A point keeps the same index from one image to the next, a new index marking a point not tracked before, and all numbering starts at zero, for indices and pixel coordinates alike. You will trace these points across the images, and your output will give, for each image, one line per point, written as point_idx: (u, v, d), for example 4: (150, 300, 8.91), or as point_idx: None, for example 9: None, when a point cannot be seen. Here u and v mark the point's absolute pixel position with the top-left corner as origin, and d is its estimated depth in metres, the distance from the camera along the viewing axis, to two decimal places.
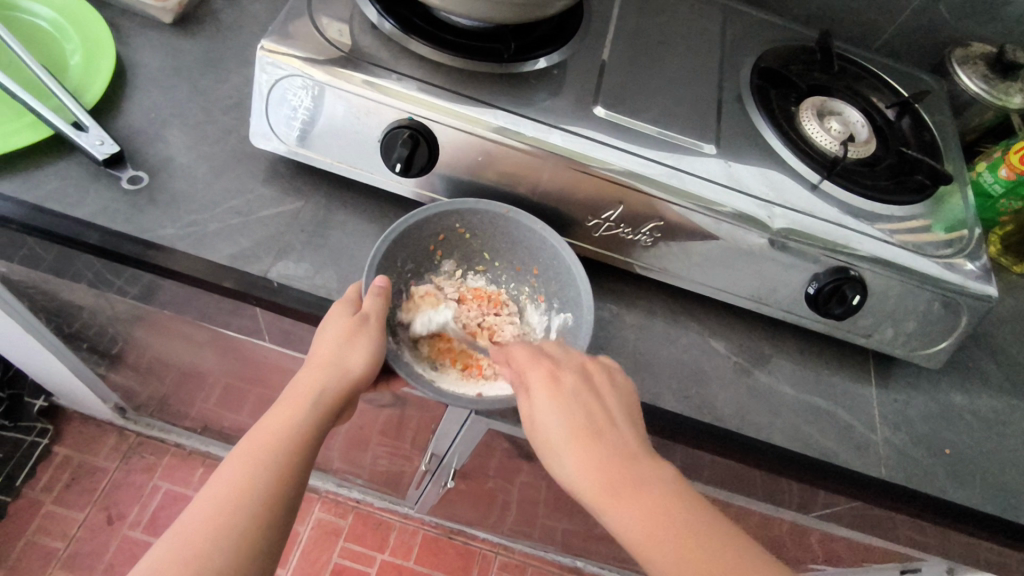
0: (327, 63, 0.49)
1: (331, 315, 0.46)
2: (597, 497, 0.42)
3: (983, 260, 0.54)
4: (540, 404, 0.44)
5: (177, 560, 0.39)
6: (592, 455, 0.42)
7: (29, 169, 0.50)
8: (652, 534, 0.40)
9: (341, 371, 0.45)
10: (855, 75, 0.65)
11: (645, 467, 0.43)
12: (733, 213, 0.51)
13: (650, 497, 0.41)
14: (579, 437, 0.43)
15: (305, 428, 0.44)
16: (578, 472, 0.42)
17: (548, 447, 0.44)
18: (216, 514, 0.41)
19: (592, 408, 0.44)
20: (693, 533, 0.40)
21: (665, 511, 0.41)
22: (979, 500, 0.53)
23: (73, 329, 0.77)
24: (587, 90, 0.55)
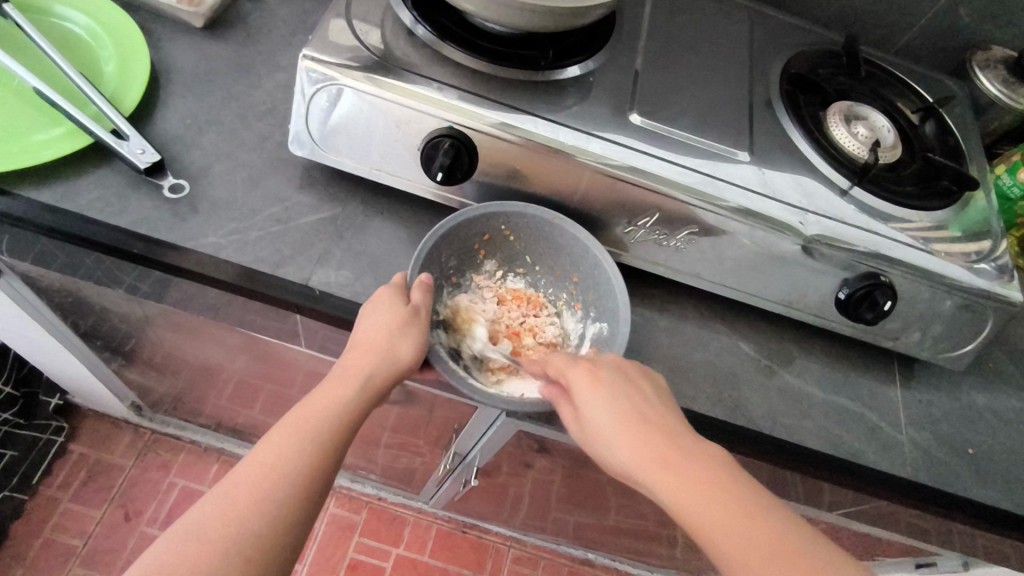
0: (365, 70, 0.49)
1: (381, 300, 0.47)
2: (651, 474, 0.42)
3: (1001, 261, 0.55)
4: (583, 394, 0.45)
5: (219, 520, 0.39)
6: (635, 433, 0.43)
7: (72, 178, 0.50)
8: (721, 515, 0.39)
9: (390, 357, 0.45)
10: (880, 79, 0.67)
11: (689, 444, 0.43)
12: (768, 220, 0.52)
13: (702, 470, 0.41)
14: (625, 418, 0.44)
15: (353, 407, 0.45)
16: (629, 452, 0.43)
17: (599, 436, 0.44)
18: (260, 479, 0.41)
19: (634, 395, 0.45)
20: (751, 505, 0.39)
21: (720, 481, 0.40)
22: (1004, 499, 0.54)
23: (98, 331, 0.78)
24: (620, 96, 0.55)
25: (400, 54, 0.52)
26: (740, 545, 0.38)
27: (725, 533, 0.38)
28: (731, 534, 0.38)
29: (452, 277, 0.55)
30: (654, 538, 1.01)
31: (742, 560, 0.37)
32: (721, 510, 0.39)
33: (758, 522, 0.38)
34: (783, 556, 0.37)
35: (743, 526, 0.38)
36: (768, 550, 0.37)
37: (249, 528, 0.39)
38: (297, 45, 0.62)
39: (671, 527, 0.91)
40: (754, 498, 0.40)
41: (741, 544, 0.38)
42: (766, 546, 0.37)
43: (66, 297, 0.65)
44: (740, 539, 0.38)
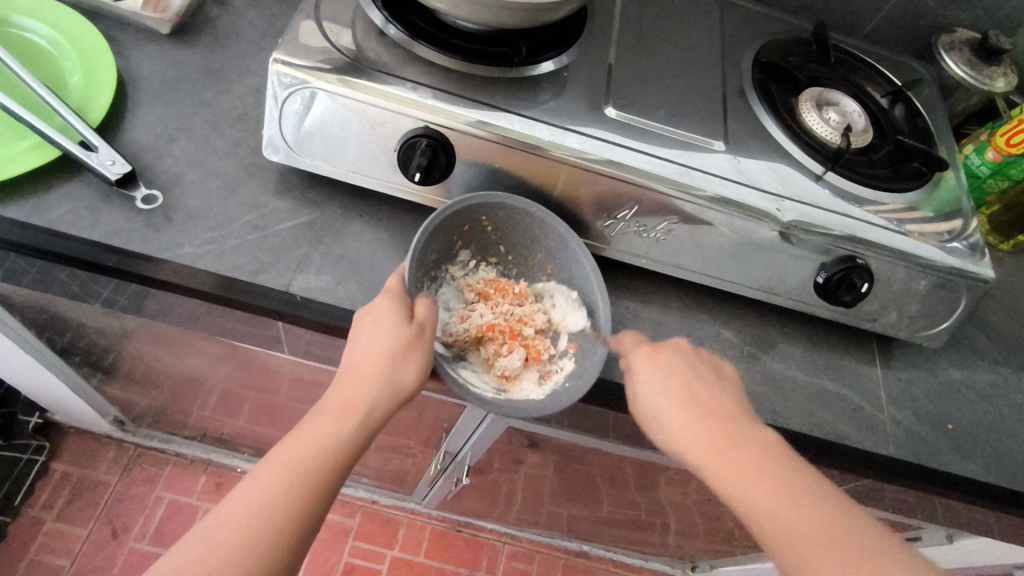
0: (337, 73, 0.49)
1: (382, 319, 0.45)
2: (701, 450, 0.44)
3: (972, 239, 0.56)
4: (641, 370, 0.48)
5: (202, 564, 0.38)
6: (690, 412, 0.45)
7: (40, 192, 0.49)
8: (767, 494, 0.41)
9: (392, 386, 0.44)
10: (850, 65, 0.68)
11: (745, 425, 0.45)
12: (746, 208, 0.53)
13: (754, 451, 0.43)
14: (680, 398, 0.46)
15: (349, 443, 0.43)
16: (686, 427, 0.45)
17: (651, 412, 0.47)
18: (245, 525, 0.39)
19: (687, 377, 0.47)
20: (796, 486, 0.41)
21: (773, 463, 0.43)
22: (982, 471, 0.55)
23: (75, 347, 0.76)
24: (595, 90, 0.56)
25: (372, 55, 0.51)
26: (789, 523, 0.40)
27: (776, 510, 0.40)
28: (782, 512, 0.40)
29: (432, 272, 0.54)
30: (648, 527, 1.02)
31: (790, 535, 0.40)
32: (772, 493, 0.41)
33: (805, 508, 0.40)
34: (835, 537, 0.39)
35: (798, 506, 0.40)
36: (813, 533, 0.39)
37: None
38: (267, 49, 0.61)
39: (664, 515, 0.92)
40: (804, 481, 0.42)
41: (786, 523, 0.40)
42: (823, 527, 0.39)
43: (41, 313, 0.63)
44: (785, 516, 0.40)
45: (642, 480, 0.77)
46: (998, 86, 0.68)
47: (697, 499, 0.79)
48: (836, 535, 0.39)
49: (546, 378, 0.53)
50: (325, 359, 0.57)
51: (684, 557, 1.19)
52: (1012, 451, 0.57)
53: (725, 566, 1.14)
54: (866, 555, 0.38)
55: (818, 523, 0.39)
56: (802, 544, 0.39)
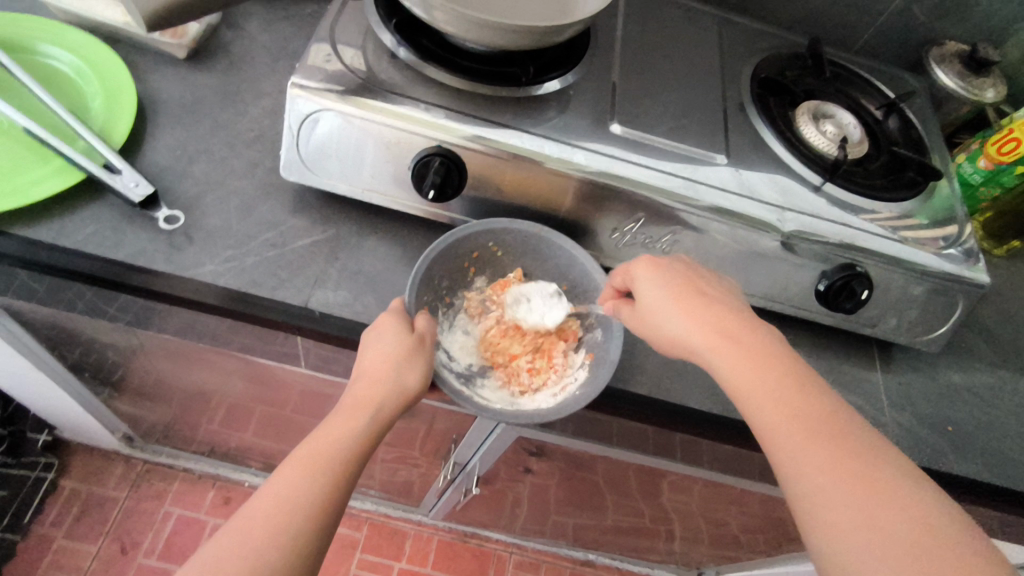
0: (352, 95, 0.50)
1: (387, 328, 0.47)
2: (707, 344, 0.44)
3: (967, 245, 0.58)
4: (643, 280, 0.48)
5: (232, 561, 0.37)
6: (696, 308, 0.46)
7: (66, 214, 0.51)
8: (764, 387, 0.41)
9: (397, 390, 0.46)
10: (845, 79, 0.70)
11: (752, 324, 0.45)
12: (749, 220, 0.54)
13: (758, 349, 0.44)
14: (683, 298, 0.47)
15: (363, 438, 0.44)
16: (691, 325, 0.45)
17: (651, 308, 0.47)
18: (274, 515, 0.39)
19: (690, 285, 0.48)
20: (792, 379, 0.42)
21: (778, 358, 0.43)
22: (983, 472, 0.56)
23: (89, 365, 0.78)
24: (600, 107, 0.57)
25: (384, 77, 0.53)
26: (782, 414, 0.40)
27: (773, 397, 0.41)
28: (778, 398, 0.41)
29: (447, 298, 0.56)
30: (653, 534, 1.03)
31: (780, 419, 0.40)
32: (769, 387, 0.41)
33: (800, 400, 0.40)
34: (827, 426, 0.39)
35: (794, 402, 0.40)
36: (805, 424, 0.39)
37: (264, 565, 0.38)
38: (280, 71, 0.63)
39: (669, 521, 0.93)
40: (805, 380, 0.42)
41: (785, 415, 0.40)
42: (816, 417, 0.40)
43: (59, 331, 0.64)
44: (780, 402, 0.41)
45: (650, 487, 0.78)
46: (989, 96, 0.70)
47: (704, 506, 0.80)
48: (829, 427, 0.39)
49: (560, 391, 0.53)
50: (341, 373, 0.58)
51: (690, 564, 1.20)
52: (1011, 451, 0.58)
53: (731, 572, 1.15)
54: (853, 445, 0.38)
55: (811, 413, 0.40)
56: (792, 426, 0.39)
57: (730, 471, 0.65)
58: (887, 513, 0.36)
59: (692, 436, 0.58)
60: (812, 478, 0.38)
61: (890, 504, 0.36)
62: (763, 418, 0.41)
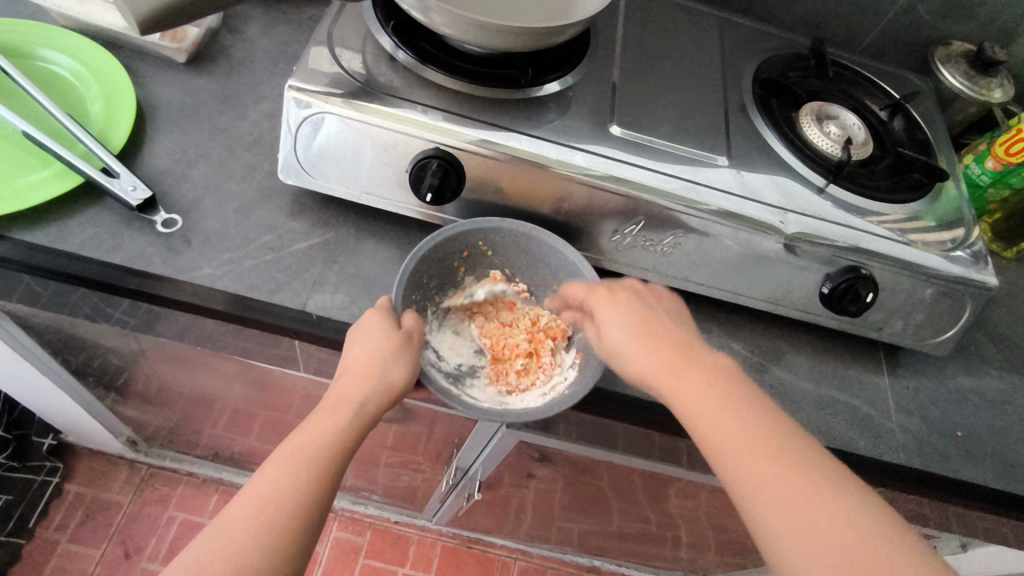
0: (350, 98, 0.50)
1: (372, 324, 0.47)
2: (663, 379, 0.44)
3: (974, 247, 0.57)
4: (604, 316, 0.49)
5: (217, 559, 0.37)
6: (651, 341, 0.46)
7: (63, 218, 0.51)
8: (719, 420, 0.41)
9: (383, 385, 0.45)
10: (849, 79, 0.69)
11: (707, 354, 0.46)
12: (751, 221, 0.54)
13: (713, 379, 0.44)
14: (641, 333, 0.47)
15: (348, 434, 0.44)
16: (648, 358, 0.46)
17: (614, 347, 0.48)
18: (258, 513, 0.39)
19: (647, 316, 0.48)
20: (743, 407, 0.42)
21: (732, 390, 0.43)
22: (992, 479, 0.55)
23: (92, 369, 0.78)
24: (600, 109, 0.57)
25: (383, 80, 0.53)
26: (737, 444, 0.40)
27: (727, 429, 0.41)
28: (731, 428, 0.41)
29: (437, 297, 0.56)
30: (659, 540, 1.01)
31: (734, 448, 0.40)
32: (725, 417, 0.41)
33: (754, 429, 0.40)
34: (781, 456, 0.39)
35: (751, 430, 0.41)
36: (761, 453, 0.39)
37: (249, 564, 0.37)
38: (280, 75, 0.63)
39: (674, 528, 0.92)
40: (757, 406, 0.42)
41: (741, 446, 0.40)
42: (770, 445, 0.40)
43: (60, 336, 0.65)
44: (734, 431, 0.41)
45: (652, 493, 0.77)
46: (997, 96, 0.69)
47: (708, 511, 0.79)
48: (778, 451, 0.39)
49: (549, 391, 0.52)
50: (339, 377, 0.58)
51: (696, 571, 1.18)
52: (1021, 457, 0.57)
53: None
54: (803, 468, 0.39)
55: (769, 449, 0.40)
56: (743, 453, 0.40)
57: None
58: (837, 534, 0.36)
59: (693, 441, 0.57)
60: (764, 503, 0.38)
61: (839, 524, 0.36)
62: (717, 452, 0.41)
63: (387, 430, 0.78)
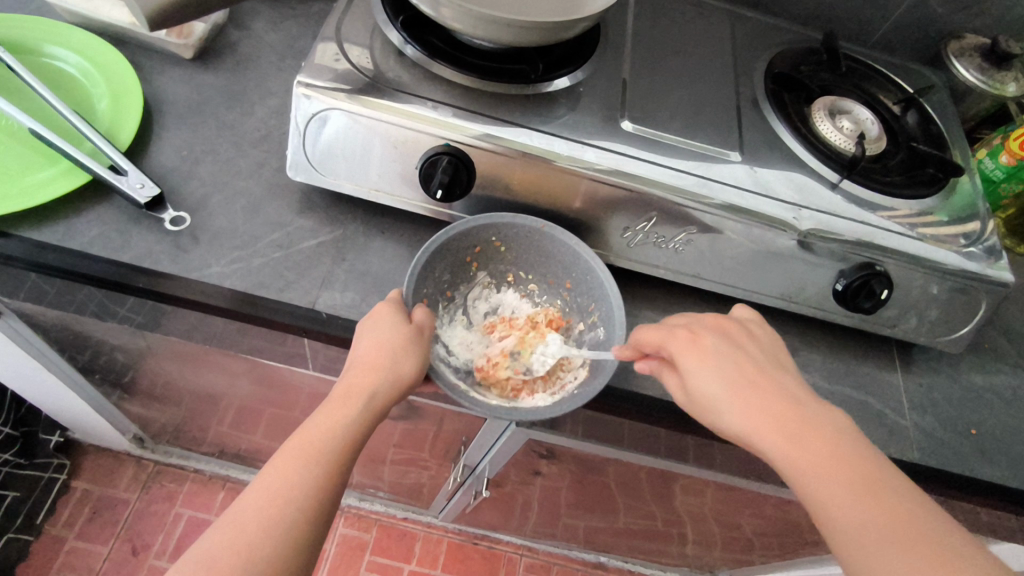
0: (359, 94, 0.50)
1: (383, 317, 0.46)
2: (767, 442, 0.42)
3: (989, 243, 0.56)
4: (691, 367, 0.45)
5: (227, 552, 0.37)
6: (751, 402, 0.43)
7: (71, 216, 0.50)
8: (839, 492, 0.40)
9: (393, 378, 0.45)
10: (861, 73, 0.68)
11: (816, 412, 0.43)
12: (765, 218, 0.53)
13: (832, 448, 0.41)
14: (739, 389, 0.44)
15: (357, 427, 0.43)
16: (749, 419, 0.43)
17: (706, 400, 0.45)
18: (268, 506, 0.39)
19: (738, 363, 0.45)
20: (861, 478, 0.40)
21: (850, 459, 0.41)
22: (1008, 477, 0.55)
23: (98, 367, 0.78)
24: (611, 104, 0.56)
25: (392, 75, 0.52)
26: (855, 520, 0.39)
27: (853, 515, 0.39)
28: (859, 508, 0.39)
29: (447, 291, 0.55)
30: (666, 537, 1.01)
31: (858, 527, 0.39)
32: (844, 491, 0.40)
33: (876, 505, 0.39)
34: (903, 534, 0.38)
35: (873, 505, 0.39)
36: (883, 532, 0.38)
37: (259, 557, 0.37)
38: (287, 70, 0.63)
39: (682, 525, 0.92)
40: (872, 475, 0.40)
41: (860, 522, 0.39)
42: (893, 524, 0.38)
43: (67, 334, 0.65)
44: (864, 513, 0.39)
45: (661, 490, 0.77)
46: (1010, 90, 0.68)
47: (717, 509, 0.79)
48: (904, 535, 0.38)
49: (557, 390, 0.51)
50: None
51: (703, 567, 1.18)
52: None
53: None
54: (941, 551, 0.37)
55: (897, 527, 0.38)
56: (869, 535, 0.38)
57: (745, 475, 0.64)
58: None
59: (705, 439, 0.57)
60: None
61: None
62: (844, 535, 0.39)
63: (394, 427, 0.77)
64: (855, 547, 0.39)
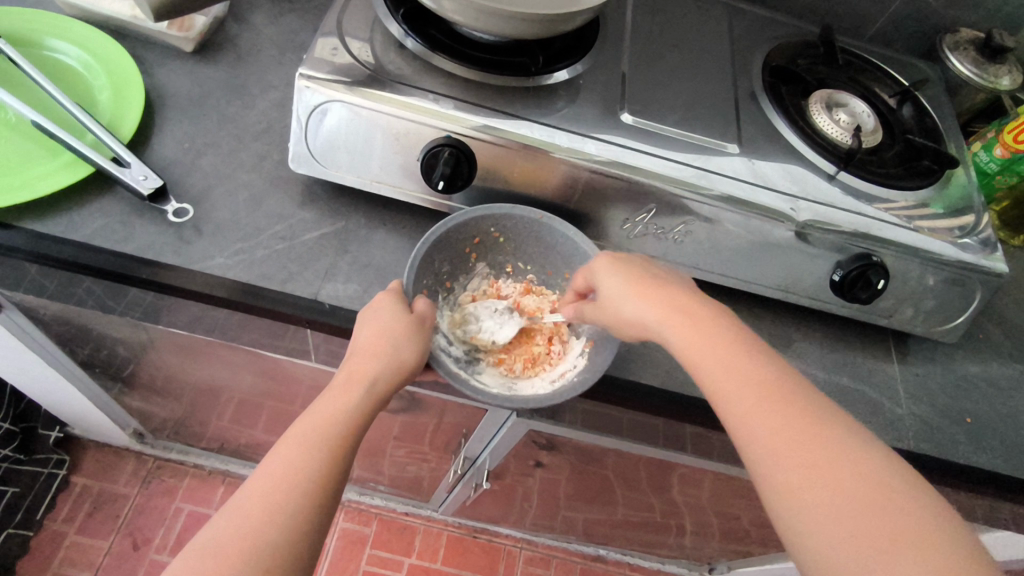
0: (360, 86, 0.50)
1: (384, 306, 0.47)
2: (667, 325, 0.44)
3: (984, 234, 0.57)
4: (600, 271, 0.48)
5: (235, 537, 0.37)
6: (652, 294, 0.45)
7: (74, 208, 0.51)
8: (727, 369, 0.40)
9: (395, 365, 0.45)
10: (857, 66, 0.69)
11: (710, 308, 0.44)
12: (762, 209, 0.54)
13: (721, 333, 0.42)
14: (645, 284, 0.46)
15: (360, 413, 0.44)
16: (649, 309, 0.45)
17: (611, 300, 0.47)
18: (273, 491, 0.39)
19: (645, 269, 0.48)
20: (747, 356, 0.41)
21: (739, 344, 0.42)
22: (1003, 465, 0.55)
23: (100, 362, 0.78)
24: (611, 96, 0.57)
25: (392, 68, 0.53)
26: (744, 393, 0.39)
27: (737, 393, 0.39)
28: (740, 377, 0.40)
29: (447, 282, 0.56)
30: (664, 529, 1.02)
31: (745, 402, 0.39)
32: (733, 367, 0.40)
33: (760, 381, 0.39)
34: (785, 408, 0.38)
35: (761, 383, 0.39)
36: (766, 403, 0.38)
37: (268, 543, 0.38)
38: (287, 64, 0.63)
39: (680, 516, 0.93)
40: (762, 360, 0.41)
41: (748, 394, 0.39)
42: (776, 399, 0.38)
43: (69, 327, 0.65)
44: (745, 384, 0.39)
45: (660, 481, 0.78)
46: (1004, 83, 0.69)
47: (715, 500, 0.80)
48: (788, 411, 0.38)
49: (557, 378, 0.52)
50: None
51: (700, 559, 1.19)
52: None
53: (742, 567, 1.14)
54: (834, 441, 0.36)
55: (777, 402, 0.38)
56: (755, 408, 0.38)
57: (745, 464, 0.64)
58: (862, 511, 0.34)
59: (704, 428, 0.58)
60: (785, 469, 0.36)
61: (872, 497, 0.34)
62: (725, 399, 0.40)
63: (395, 420, 0.78)
64: (743, 424, 0.38)
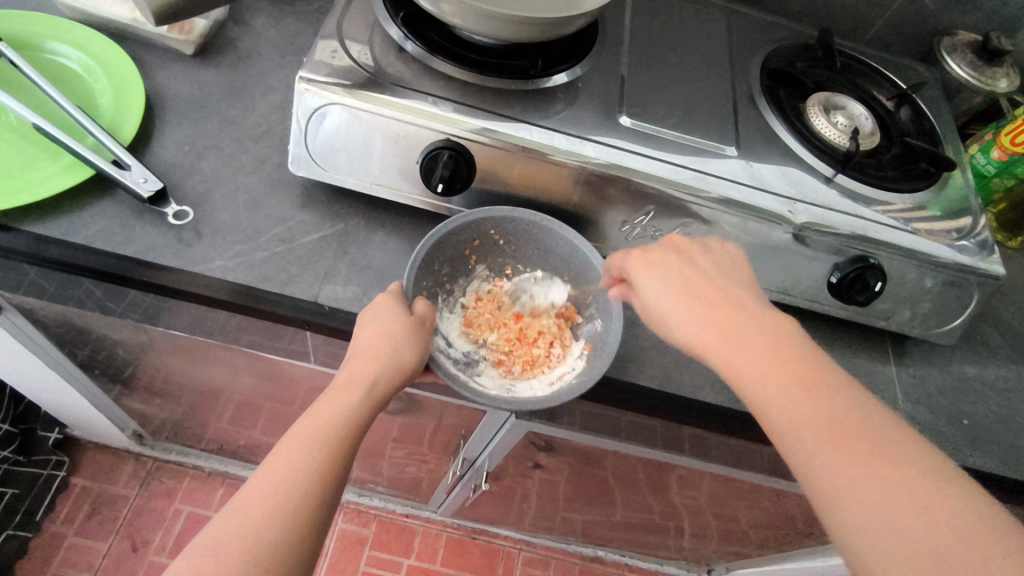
0: (360, 89, 0.50)
1: (384, 307, 0.47)
2: (709, 337, 0.43)
3: (981, 237, 0.57)
4: (641, 277, 0.47)
5: (234, 537, 0.38)
6: (694, 304, 0.45)
7: (74, 210, 0.51)
8: (776, 382, 0.40)
9: (395, 366, 0.45)
10: (855, 69, 0.69)
11: (755, 312, 0.44)
12: (760, 211, 0.54)
13: (766, 342, 0.42)
14: (686, 291, 0.45)
15: (360, 414, 0.44)
16: (690, 324, 0.44)
17: (655, 309, 0.46)
18: (273, 492, 0.39)
19: (687, 271, 0.47)
20: (798, 367, 0.41)
21: (786, 354, 0.41)
22: (1000, 466, 0.56)
23: (99, 364, 0.78)
24: (610, 99, 0.57)
25: (392, 71, 0.53)
26: (795, 407, 0.39)
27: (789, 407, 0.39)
28: (793, 391, 0.40)
29: (447, 284, 0.56)
30: (663, 530, 1.02)
31: (797, 417, 0.39)
32: (782, 380, 0.40)
33: (812, 394, 0.39)
34: (837, 421, 0.38)
35: (812, 398, 0.39)
36: (818, 417, 0.38)
37: (266, 543, 0.38)
38: (287, 67, 0.63)
39: (679, 518, 0.93)
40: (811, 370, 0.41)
41: (799, 408, 0.39)
42: (830, 412, 0.38)
43: (69, 329, 0.65)
44: (799, 397, 0.39)
45: (659, 483, 0.78)
46: (1001, 85, 0.69)
47: (714, 501, 0.80)
48: (840, 424, 0.38)
49: (556, 380, 0.52)
50: None
51: (699, 560, 1.19)
52: None
53: (741, 568, 1.14)
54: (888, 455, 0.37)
55: (832, 414, 0.38)
56: (808, 423, 0.38)
57: (743, 466, 0.64)
58: (915, 514, 0.34)
59: (703, 430, 0.58)
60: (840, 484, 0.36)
61: (930, 516, 0.34)
62: (774, 413, 0.40)
63: (393, 422, 0.78)
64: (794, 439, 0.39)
